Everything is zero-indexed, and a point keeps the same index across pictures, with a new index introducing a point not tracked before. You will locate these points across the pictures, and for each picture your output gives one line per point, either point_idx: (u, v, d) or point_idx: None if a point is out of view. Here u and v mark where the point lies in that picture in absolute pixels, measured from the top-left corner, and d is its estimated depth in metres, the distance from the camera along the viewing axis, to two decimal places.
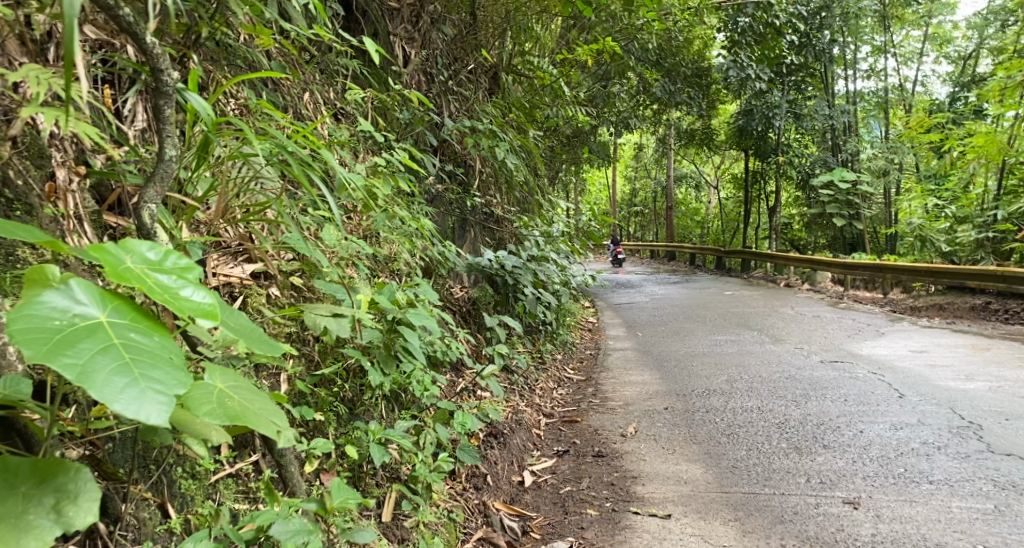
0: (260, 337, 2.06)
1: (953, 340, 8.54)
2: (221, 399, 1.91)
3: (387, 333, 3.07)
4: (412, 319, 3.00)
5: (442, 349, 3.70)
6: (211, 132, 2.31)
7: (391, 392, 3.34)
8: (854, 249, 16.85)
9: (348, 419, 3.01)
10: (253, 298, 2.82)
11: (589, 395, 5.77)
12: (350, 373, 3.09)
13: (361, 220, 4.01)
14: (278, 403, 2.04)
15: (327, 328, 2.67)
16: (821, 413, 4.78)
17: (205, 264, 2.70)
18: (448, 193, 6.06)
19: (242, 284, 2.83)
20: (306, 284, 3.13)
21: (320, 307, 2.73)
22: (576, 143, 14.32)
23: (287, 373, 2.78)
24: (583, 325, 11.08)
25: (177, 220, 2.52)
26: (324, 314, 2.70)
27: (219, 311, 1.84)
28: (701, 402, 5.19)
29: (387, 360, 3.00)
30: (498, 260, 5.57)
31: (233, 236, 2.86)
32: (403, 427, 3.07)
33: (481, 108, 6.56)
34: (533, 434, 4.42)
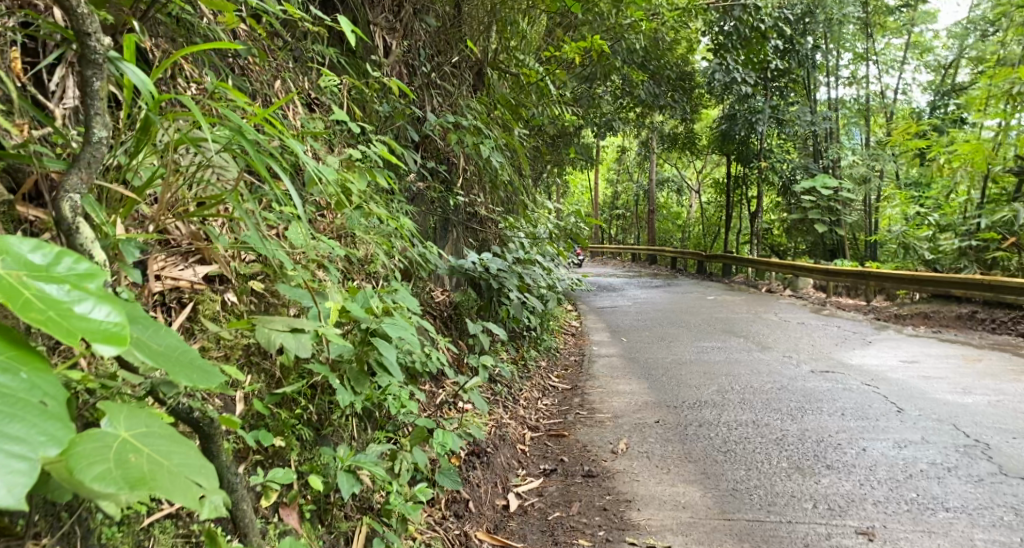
0: (188, 367, 1.75)
1: (942, 350, 8.39)
2: (121, 453, 1.55)
3: (360, 345, 2.77)
4: (387, 330, 2.69)
5: (421, 360, 3.41)
6: (152, 110, 2.08)
7: (364, 410, 3.07)
8: (834, 256, 16.77)
9: (314, 442, 2.73)
10: (205, 306, 2.55)
11: (576, 405, 5.50)
12: (317, 389, 2.80)
13: (335, 219, 3.71)
14: (205, 458, 1.67)
15: (284, 347, 2.36)
16: (819, 428, 4.55)
17: (148, 266, 2.42)
18: (430, 192, 5.77)
19: (192, 289, 2.56)
20: (269, 289, 2.84)
21: (277, 322, 2.43)
22: (558, 145, 14.10)
23: (243, 391, 2.49)
24: (566, 330, 10.83)
25: (110, 214, 2.22)
26: (280, 331, 2.40)
27: (125, 331, 1.55)
28: (693, 415, 4.95)
29: (359, 377, 2.70)
30: (482, 262, 5.28)
31: (183, 234, 2.58)
32: (376, 452, 2.80)
33: (465, 104, 6.28)
34: (518, 450, 4.14)
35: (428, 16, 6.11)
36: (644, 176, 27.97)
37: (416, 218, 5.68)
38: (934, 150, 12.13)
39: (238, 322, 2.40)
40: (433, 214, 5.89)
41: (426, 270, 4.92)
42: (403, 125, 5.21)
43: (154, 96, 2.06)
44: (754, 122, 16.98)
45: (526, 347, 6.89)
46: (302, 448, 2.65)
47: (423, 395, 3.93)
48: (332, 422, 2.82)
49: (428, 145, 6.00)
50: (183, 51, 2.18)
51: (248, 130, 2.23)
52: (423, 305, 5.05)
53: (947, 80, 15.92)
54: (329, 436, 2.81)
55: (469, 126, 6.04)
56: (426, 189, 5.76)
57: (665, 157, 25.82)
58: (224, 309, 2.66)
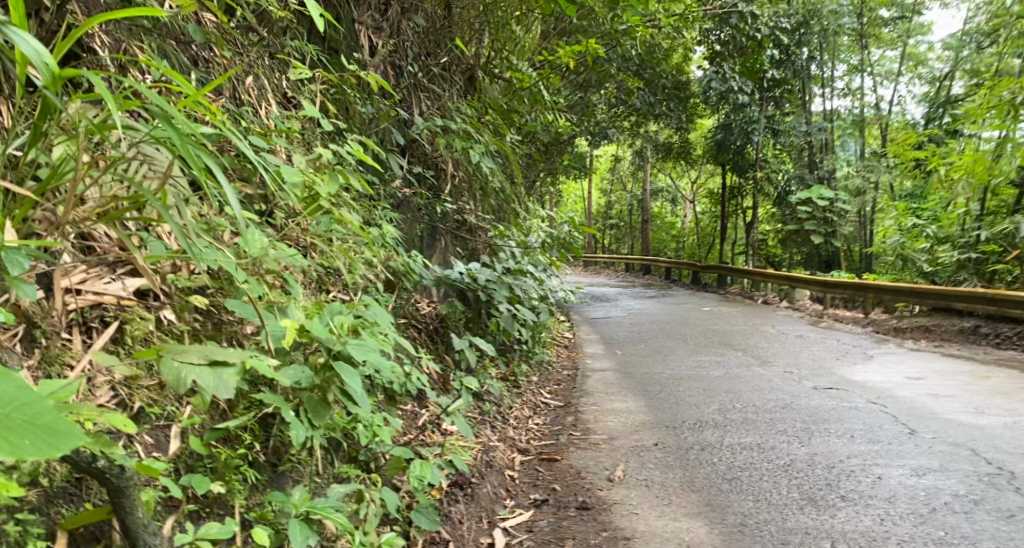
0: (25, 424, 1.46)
1: (947, 365, 8.12)
2: None
3: (321, 372, 2.47)
4: (352, 353, 2.41)
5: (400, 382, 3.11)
6: (51, 90, 1.94)
7: (331, 440, 2.81)
8: (829, 268, 16.52)
9: (267, 484, 2.52)
10: (132, 325, 2.45)
11: (569, 424, 5.20)
12: (271, 420, 2.60)
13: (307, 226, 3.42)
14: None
15: (198, 385, 2.17)
16: (829, 452, 4.27)
17: (61, 279, 2.34)
18: (417, 198, 5.48)
19: (118, 305, 2.46)
20: (216, 305, 2.71)
21: (192, 354, 2.24)
22: (551, 153, 13.81)
23: (180, 425, 2.38)
24: (559, 341, 10.53)
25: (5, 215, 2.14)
26: (195, 367, 2.20)
27: None
28: (694, 438, 4.66)
29: (317, 408, 2.44)
30: (470, 273, 4.98)
31: (111, 243, 2.51)
32: (338, 493, 2.52)
33: (455, 107, 6.00)
34: (506, 477, 3.83)
35: (416, 15, 5.81)
36: (638, 186, 27.70)
37: (402, 226, 5.39)
38: (934, 161, 11.88)
39: (146, 351, 2.21)
40: (420, 221, 5.60)
41: (409, 281, 4.63)
42: (390, 128, 4.93)
43: (53, 72, 1.92)
44: (750, 131, 16.76)
45: (517, 362, 6.59)
46: (248, 492, 2.43)
47: (403, 418, 3.63)
48: (284, 458, 2.59)
49: (416, 149, 5.71)
50: (94, 18, 1.95)
51: (174, 113, 1.95)
52: (406, 318, 4.74)
53: (942, 92, 15.80)
54: (284, 475, 2.58)
55: (458, 129, 5.76)
56: (412, 195, 5.46)
57: (660, 167, 25.57)
58: (157, 328, 2.52)
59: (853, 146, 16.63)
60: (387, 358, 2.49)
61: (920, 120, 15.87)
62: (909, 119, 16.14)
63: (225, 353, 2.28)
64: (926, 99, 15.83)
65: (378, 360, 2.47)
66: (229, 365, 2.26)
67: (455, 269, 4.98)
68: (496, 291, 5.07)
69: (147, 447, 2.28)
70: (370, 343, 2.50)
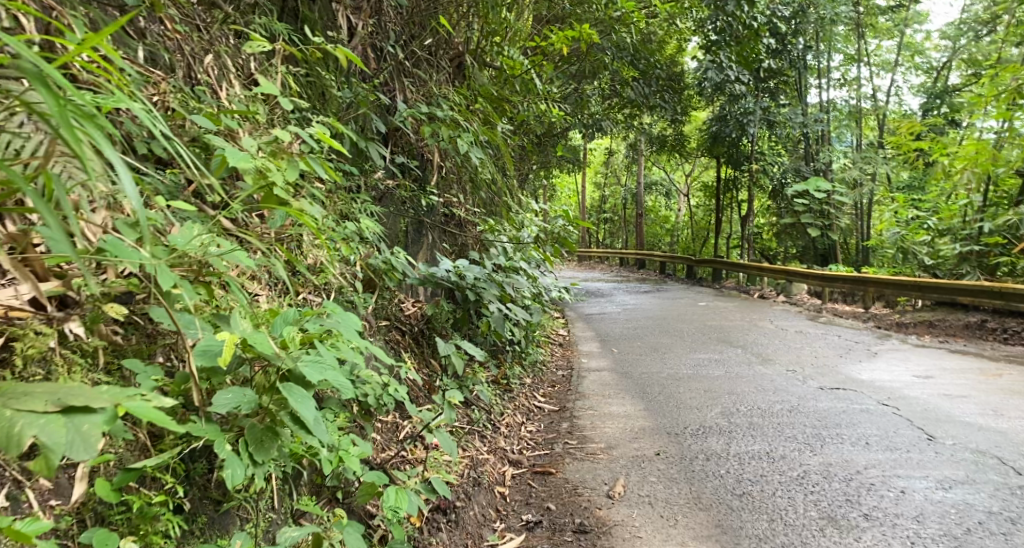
0: None
1: (955, 362, 7.83)
2: None
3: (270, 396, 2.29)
4: (304, 373, 2.23)
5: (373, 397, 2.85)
6: None
7: (290, 469, 2.58)
8: (825, 261, 16.23)
9: (209, 523, 2.33)
10: (23, 340, 2.13)
11: (564, 431, 4.89)
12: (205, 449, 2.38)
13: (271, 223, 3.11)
14: None
15: (46, 441, 1.86)
16: (844, 461, 3.98)
17: None
18: (401, 191, 5.14)
19: (4, 317, 2.15)
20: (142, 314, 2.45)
21: (38, 400, 1.92)
22: (543, 146, 13.45)
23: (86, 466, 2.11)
24: (552, 339, 10.22)
25: None
26: (35, 416, 1.88)
27: None
28: (697, 446, 4.36)
29: (260, 443, 2.20)
30: (458, 271, 4.65)
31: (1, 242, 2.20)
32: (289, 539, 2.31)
33: (441, 94, 5.65)
34: (495, 495, 3.51)
35: None
36: (632, 179, 27.34)
37: (383, 221, 5.06)
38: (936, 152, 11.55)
39: None
40: (404, 216, 5.26)
41: (388, 280, 4.30)
42: (368, 114, 4.57)
43: None
44: (745, 123, 16.44)
45: (508, 363, 6.26)
46: (178, 539, 2.20)
47: (380, 431, 3.28)
48: (225, 493, 2.37)
49: (399, 138, 5.37)
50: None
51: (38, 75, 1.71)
52: (387, 321, 4.41)
53: (938, 82, 15.57)
54: (227, 513, 2.39)
55: (445, 118, 5.42)
56: (395, 188, 5.13)
57: (654, 160, 25.21)
58: (60, 345, 2.22)
59: (850, 136, 16.45)
60: (348, 380, 2.30)
61: (918, 111, 15.62)
62: (906, 111, 15.88)
63: (88, 398, 1.98)
64: (923, 90, 15.52)
65: (337, 382, 2.27)
66: (93, 412, 1.97)
67: (441, 266, 4.64)
68: (486, 289, 4.71)
69: (44, 492, 2.03)
70: (328, 361, 2.31)
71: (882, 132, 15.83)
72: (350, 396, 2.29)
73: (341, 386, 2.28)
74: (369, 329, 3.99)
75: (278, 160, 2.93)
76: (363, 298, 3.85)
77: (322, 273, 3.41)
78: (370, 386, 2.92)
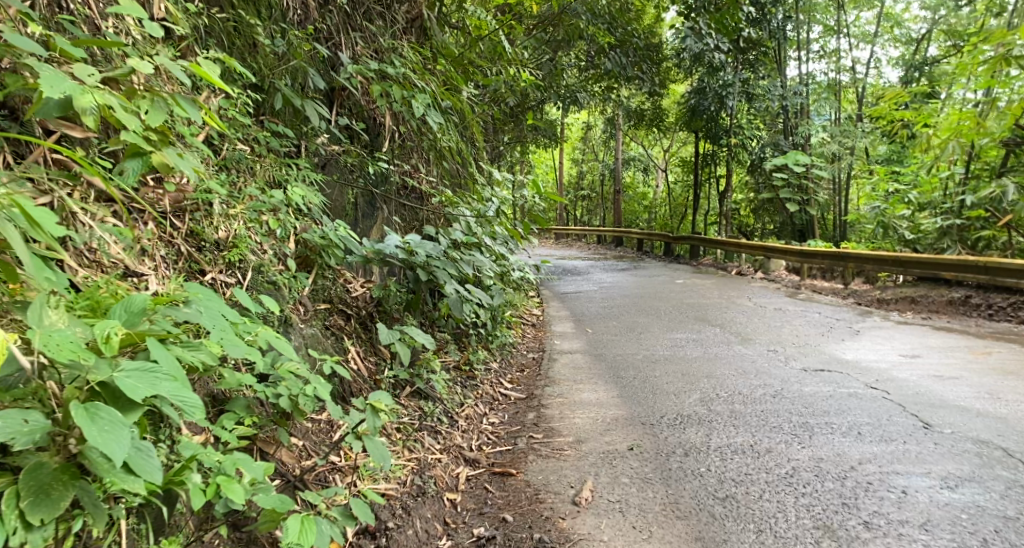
0: None
1: (941, 341, 7.51)
2: None
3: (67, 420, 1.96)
4: (126, 387, 1.95)
5: (289, 400, 2.51)
6: None
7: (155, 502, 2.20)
8: (803, 237, 15.73)
9: None
10: None
11: (529, 421, 4.47)
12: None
13: (160, 191, 2.82)
14: None
15: None
16: (836, 455, 3.62)
17: None
18: (346, 158, 4.67)
19: None
20: None
21: None
22: (515, 119, 12.93)
23: None
24: (525, 319, 9.78)
25: None
26: None
27: None
28: (674, 439, 3.97)
29: (43, 495, 1.87)
30: (408, 247, 4.11)
31: None
32: None
33: (394, 51, 5.15)
34: (445, 504, 3.09)
35: None
36: (609, 155, 26.80)
37: (327, 192, 4.57)
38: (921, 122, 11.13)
39: None
40: (353, 185, 4.77)
41: (328, 256, 3.83)
42: (306, 70, 4.10)
43: None
44: (724, 96, 16.00)
45: (471, 347, 5.81)
46: None
47: (302, 435, 2.83)
48: None
49: (346, 100, 4.89)
50: None
51: None
52: (326, 302, 3.93)
53: (917, 54, 15.27)
54: None
55: (396, 77, 4.91)
56: (339, 154, 4.64)
57: (632, 134, 24.72)
58: None
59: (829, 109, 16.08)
60: (192, 393, 2.05)
61: (897, 84, 15.31)
62: (886, 83, 15.55)
63: None
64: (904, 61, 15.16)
65: (172, 397, 2.02)
66: None
67: (389, 241, 4.09)
68: (439, 267, 4.19)
69: None
70: (164, 371, 2.05)
71: (861, 104, 15.46)
72: (193, 415, 2.03)
73: (178, 403, 2.03)
74: (303, 313, 3.51)
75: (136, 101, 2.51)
76: (293, 279, 3.38)
77: (236, 249, 3.01)
78: (282, 386, 2.53)
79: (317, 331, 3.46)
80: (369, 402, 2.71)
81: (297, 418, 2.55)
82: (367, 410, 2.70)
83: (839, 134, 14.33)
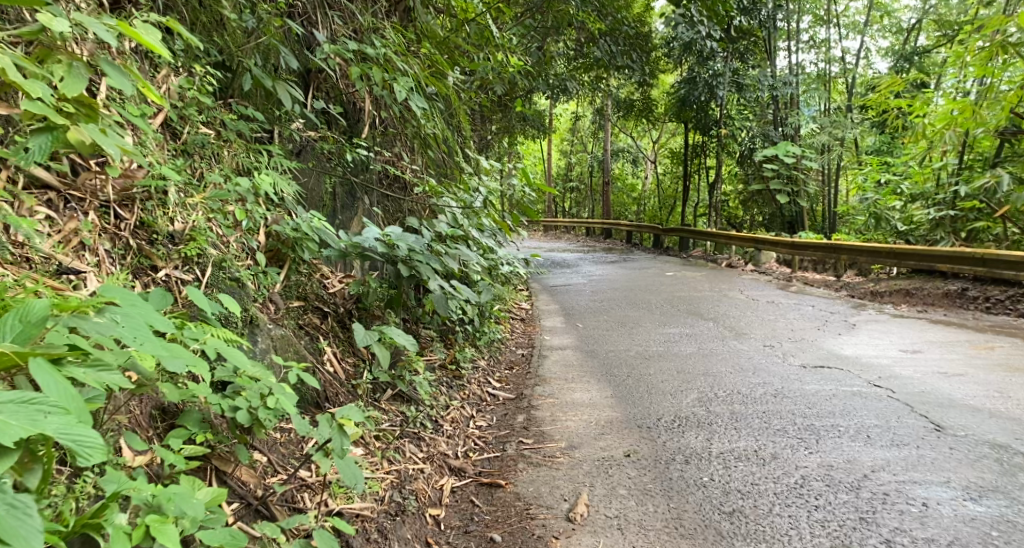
0: None
1: (941, 334, 7.30)
2: None
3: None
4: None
5: (251, 413, 2.27)
6: None
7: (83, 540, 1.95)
8: (792, 229, 15.49)
9: None
10: None
11: (518, 425, 4.22)
12: None
13: (104, 179, 2.64)
14: None
15: None
16: (847, 461, 3.39)
17: None
18: (323, 144, 4.38)
19: None
20: None
21: None
22: (503, 109, 12.65)
23: None
24: (514, 313, 9.53)
25: None
26: None
27: None
28: (674, 444, 3.73)
29: None
30: (388, 238, 3.80)
31: None
32: None
33: (373, 32, 4.86)
34: (428, 523, 2.84)
35: None
36: (598, 146, 26.53)
37: (302, 180, 4.28)
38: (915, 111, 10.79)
39: None
40: (332, 173, 4.48)
41: (300, 249, 3.57)
42: (277, 48, 3.83)
43: None
44: (713, 86, 15.77)
45: (457, 345, 5.53)
46: None
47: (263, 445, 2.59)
48: None
49: (323, 82, 4.60)
50: None
51: None
52: (299, 299, 3.67)
53: (907, 44, 15.07)
54: None
55: (375, 58, 4.62)
56: (316, 140, 4.35)
57: (621, 125, 24.45)
58: None
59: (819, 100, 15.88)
60: (86, 430, 1.77)
61: (887, 74, 15.11)
62: (875, 74, 15.35)
63: None
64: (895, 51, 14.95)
65: (61, 436, 1.74)
66: None
67: (368, 232, 3.79)
68: (422, 263, 3.83)
69: None
70: (52, 403, 1.77)
71: (851, 94, 15.26)
72: (86, 459, 1.74)
73: (68, 442, 1.74)
74: (273, 312, 3.30)
75: (49, 64, 2.29)
76: (261, 275, 3.24)
77: (194, 242, 2.80)
78: (236, 399, 2.29)
79: (287, 332, 3.19)
80: (335, 420, 2.43)
81: (257, 436, 2.33)
82: (330, 427, 2.42)
83: (829, 125, 14.09)
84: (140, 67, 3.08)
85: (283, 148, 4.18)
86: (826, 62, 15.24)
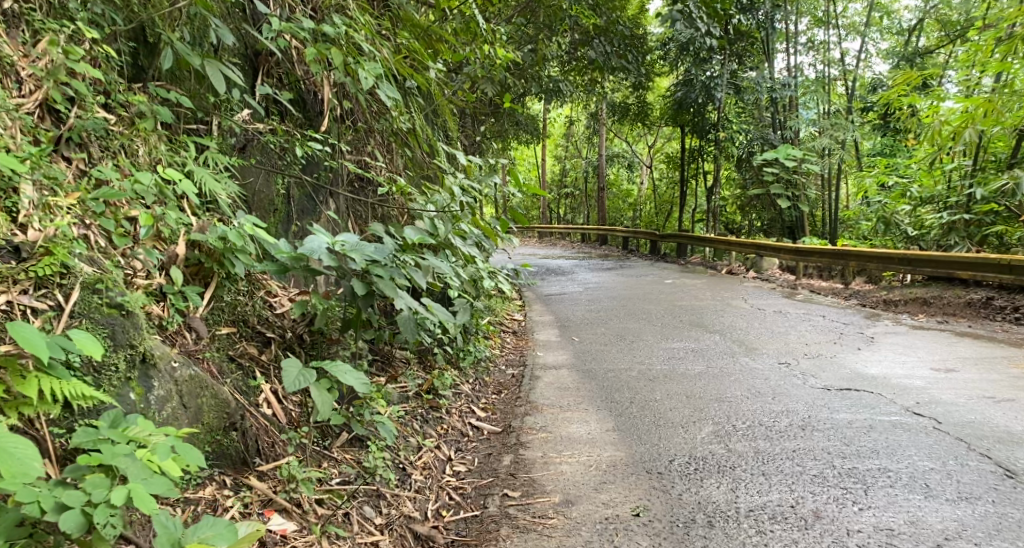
0: None
1: (972, 349, 6.65)
2: None
3: None
4: None
5: (83, 520, 1.90)
6: None
7: None
8: (793, 235, 14.84)
9: None
10: None
11: (505, 470, 3.56)
12: None
13: None
14: None
15: None
16: (910, 524, 2.85)
17: None
18: (271, 136, 3.76)
19: None
20: None
21: None
22: (493, 112, 11.99)
23: None
24: (505, 326, 8.85)
25: None
26: None
27: None
28: (692, 498, 3.12)
29: None
30: (341, 249, 3.01)
31: None
32: None
33: (335, 10, 4.24)
34: None
35: None
36: (593, 151, 25.87)
37: (245, 179, 3.62)
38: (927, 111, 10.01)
39: None
40: (283, 172, 3.80)
41: (230, 262, 2.93)
42: (207, 18, 3.21)
43: None
44: (711, 87, 15.11)
45: (437, 369, 4.86)
46: None
47: (139, 531, 2.19)
48: None
49: (274, 67, 3.97)
50: None
51: None
52: (230, 324, 3.02)
53: (911, 45, 14.44)
54: None
55: (335, 38, 4.01)
56: (263, 130, 3.70)
57: (615, 129, 23.79)
58: None
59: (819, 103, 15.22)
60: None
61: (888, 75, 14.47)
62: (877, 76, 14.73)
63: None
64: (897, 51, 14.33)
65: None
66: None
67: (316, 240, 2.99)
68: (383, 277, 3.07)
69: None
70: None
71: (852, 97, 14.62)
72: None
73: None
74: (195, 344, 2.73)
75: None
76: (178, 298, 2.73)
77: (49, 257, 2.29)
78: (64, 496, 1.93)
79: (202, 372, 2.58)
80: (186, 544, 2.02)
81: (98, 547, 1.95)
82: None
83: (830, 127, 13.41)
84: (10, 34, 2.62)
85: (222, 140, 3.54)
86: (827, 63, 14.63)
